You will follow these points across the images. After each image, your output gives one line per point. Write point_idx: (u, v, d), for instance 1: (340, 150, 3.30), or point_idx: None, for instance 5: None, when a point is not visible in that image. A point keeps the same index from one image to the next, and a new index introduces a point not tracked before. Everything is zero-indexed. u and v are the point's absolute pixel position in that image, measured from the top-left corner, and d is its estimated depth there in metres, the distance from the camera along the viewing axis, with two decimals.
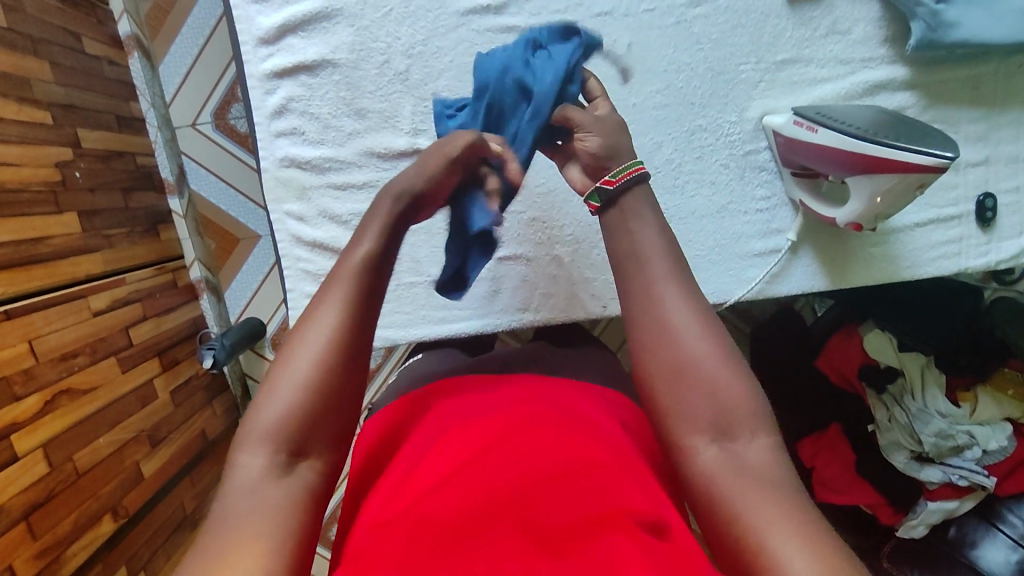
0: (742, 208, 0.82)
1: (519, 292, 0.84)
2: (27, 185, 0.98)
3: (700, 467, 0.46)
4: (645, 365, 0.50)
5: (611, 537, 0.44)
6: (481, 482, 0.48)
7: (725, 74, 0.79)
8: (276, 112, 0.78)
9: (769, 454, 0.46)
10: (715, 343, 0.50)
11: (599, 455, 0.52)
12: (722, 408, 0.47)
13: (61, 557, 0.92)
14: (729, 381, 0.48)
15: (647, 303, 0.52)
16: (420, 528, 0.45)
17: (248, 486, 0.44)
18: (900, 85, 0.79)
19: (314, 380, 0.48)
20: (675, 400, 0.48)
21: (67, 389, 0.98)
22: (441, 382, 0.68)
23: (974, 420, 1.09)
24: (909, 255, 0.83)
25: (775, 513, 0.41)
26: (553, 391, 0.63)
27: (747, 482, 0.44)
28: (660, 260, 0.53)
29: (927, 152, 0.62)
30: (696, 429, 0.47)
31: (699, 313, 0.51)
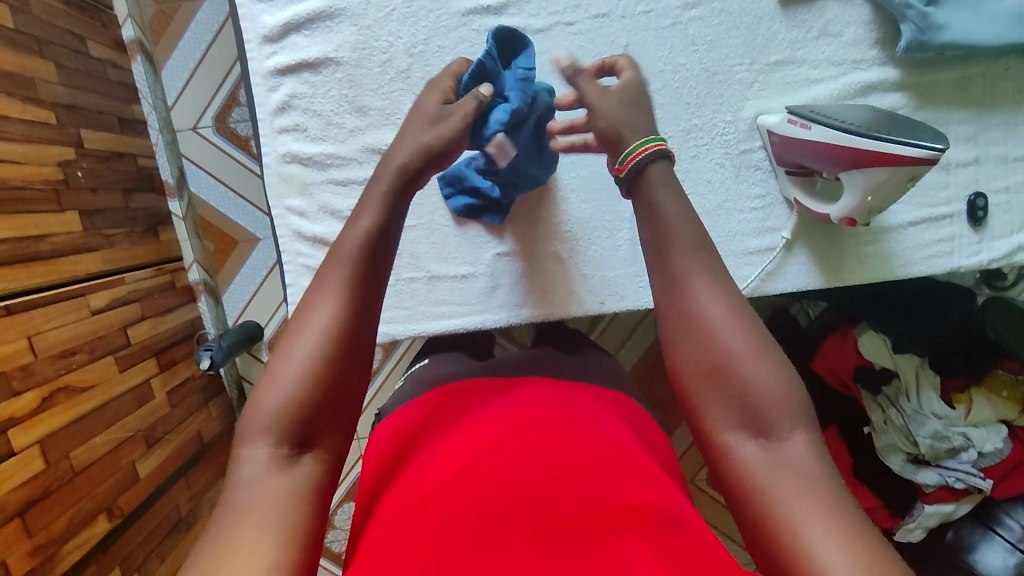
0: (738, 207, 0.83)
1: (518, 288, 0.84)
2: (31, 183, 0.98)
3: (737, 461, 0.47)
4: (681, 361, 0.51)
5: (628, 533, 0.44)
6: (512, 480, 0.49)
7: (720, 75, 0.81)
8: (278, 109, 0.78)
9: (807, 451, 0.46)
10: (746, 336, 0.49)
11: (610, 460, 0.52)
12: (751, 406, 0.47)
13: (56, 554, 0.91)
14: (760, 372, 0.48)
15: (679, 296, 0.53)
16: (434, 531, 0.45)
17: (257, 478, 0.44)
18: (890, 86, 0.81)
19: (321, 397, 0.47)
20: (707, 395, 0.49)
21: (65, 386, 0.98)
22: (451, 387, 0.69)
23: (969, 422, 1.11)
24: (902, 253, 0.84)
25: (814, 511, 0.42)
26: (575, 398, 0.64)
27: (785, 478, 0.44)
28: (686, 250, 0.54)
29: (915, 144, 0.63)
30: (732, 425, 0.48)
31: (734, 305, 0.51)
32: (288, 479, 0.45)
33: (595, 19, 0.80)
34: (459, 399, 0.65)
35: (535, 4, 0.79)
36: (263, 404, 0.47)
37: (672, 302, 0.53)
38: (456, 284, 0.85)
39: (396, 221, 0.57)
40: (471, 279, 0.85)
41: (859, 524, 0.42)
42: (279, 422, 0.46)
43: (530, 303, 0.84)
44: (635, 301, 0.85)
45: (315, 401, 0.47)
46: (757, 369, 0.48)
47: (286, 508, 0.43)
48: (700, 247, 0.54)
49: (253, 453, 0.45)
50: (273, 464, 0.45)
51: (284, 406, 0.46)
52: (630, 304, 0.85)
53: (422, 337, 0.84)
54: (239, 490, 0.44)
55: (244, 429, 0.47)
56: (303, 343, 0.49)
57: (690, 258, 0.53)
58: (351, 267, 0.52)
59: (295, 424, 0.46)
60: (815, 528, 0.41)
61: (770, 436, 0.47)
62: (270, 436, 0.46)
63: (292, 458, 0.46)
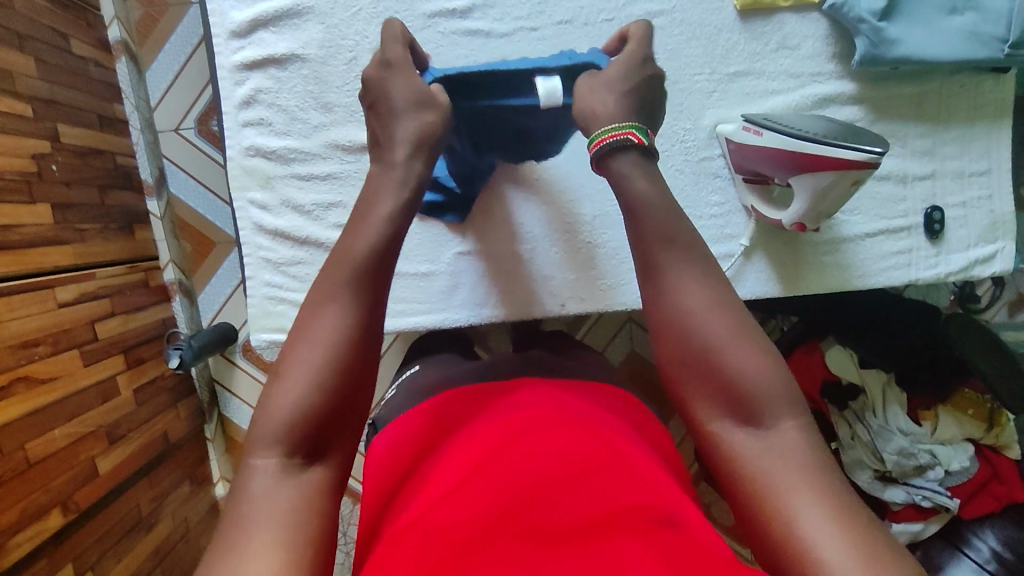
0: (697, 214, 0.84)
1: (478, 287, 0.85)
2: (4, 172, 0.99)
3: (728, 448, 0.48)
4: (668, 358, 0.51)
5: (625, 531, 0.46)
6: (512, 481, 0.51)
7: (680, 83, 0.82)
8: (244, 102, 0.79)
9: (801, 438, 0.46)
10: (735, 328, 0.50)
11: (610, 457, 0.54)
12: (741, 398, 0.48)
13: (5, 545, 0.90)
14: (749, 362, 0.48)
15: (661, 292, 0.52)
16: (426, 541, 0.46)
17: (264, 492, 0.43)
18: (847, 100, 0.83)
19: (330, 398, 0.47)
20: (696, 392, 0.50)
21: (26, 375, 0.98)
22: (453, 391, 0.70)
23: (935, 439, 1.10)
24: (860, 264, 0.85)
25: (808, 506, 0.43)
26: (582, 399, 0.66)
27: (780, 468, 0.45)
28: (664, 244, 0.53)
29: (856, 148, 0.65)
30: (720, 416, 0.49)
31: (720, 298, 0.51)
32: (300, 489, 0.44)
33: (559, 25, 0.81)
34: (456, 404, 0.67)
35: (500, 8, 0.81)
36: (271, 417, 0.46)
37: (653, 308, 0.53)
38: (417, 282, 0.85)
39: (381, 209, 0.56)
40: (431, 277, 0.85)
41: (858, 515, 0.42)
42: (288, 432, 0.45)
43: (491, 304, 0.85)
44: (596, 303, 0.85)
45: (324, 402, 0.47)
46: (746, 359, 0.49)
47: (302, 522, 0.42)
48: (677, 245, 0.53)
49: (263, 464, 0.45)
50: (284, 475, 0.44)
51: (291, 415, 0.46)
52: (590, 307, 0.85)
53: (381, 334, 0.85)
54: (249, 502, 0.43)
55: (256, 439, 0.46)
56: (307, 352, 0.48)
57: (673, 250, 0.53)
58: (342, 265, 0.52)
59: (308, 431, 0.46)
60: (809, 521, 0.42)
61: (755, 424, 0.47)
62: (278, 448, 0.45)
63: (304, 467, 0.45)
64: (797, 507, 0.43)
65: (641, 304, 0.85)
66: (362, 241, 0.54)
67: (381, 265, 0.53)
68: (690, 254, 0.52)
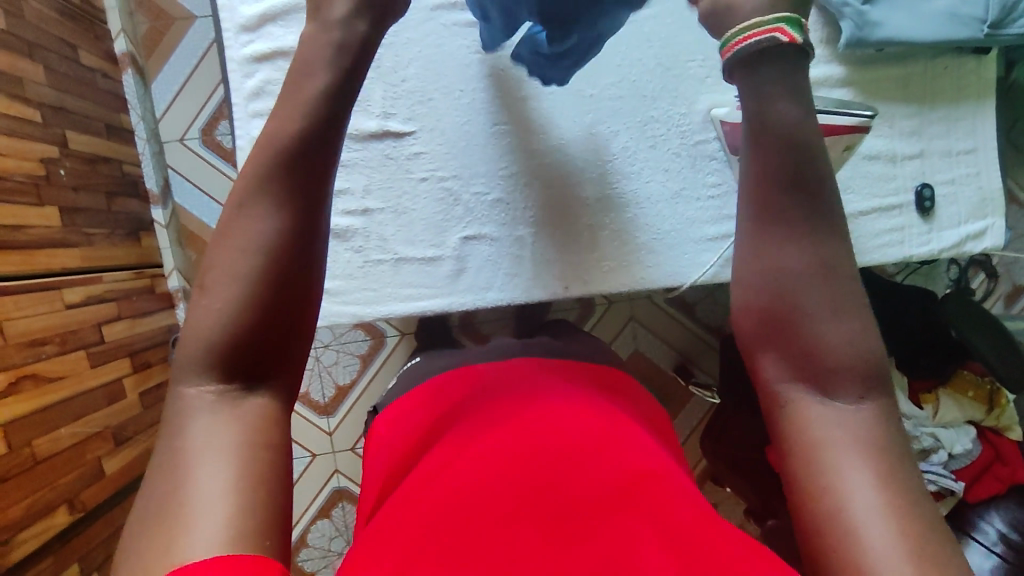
0: (695, 195, 0.87)
1: (483, 272, 0.86)
2: (13, 174, 1.01)
3: (801, 424, 0.47)
4: (749, 313, 0.50)
5: (633, 502, 0.49)
6: (538, 457, 0.54)
7: (673, 70, 0.87)
8: (253, 94, 0.82)
9: (876, 422, 0.46)
10: (834, 293, 0.48)
11: (609, 436, 0.58)
12: (819, 367, 0.47)
13: (12, 540, 0.89)
14: (837, 334, 0.48)
15: (762, 253, 0.50)
16: (442, 514, 0.48)
17: (202, 424, 0.45)
18: (837, 82, 0.85)
19: (260, 316, 0.47)
20: (778, 361, 0.49)
21: (33, 373, 0.98)
22: (467, 368, 0.77)
23: (937, 422, 1.11)
24: (855, 242, 0.87)
25: (852, 464, 0.44)
26: (581, 385, 0.70)
27: (840, 442, 0.45)
28: (774, 200, 0.50)
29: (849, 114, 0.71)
30: (792, 385, 0.48)
31: (816, 263, 0.49)
32: (241, 418, 0.45)
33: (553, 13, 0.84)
34: (451, 393, 0.71)
35: None
36: (192, 345, 0.47)
37: (750, 265, 0.51)
38: (423, 268, 0.86)
39: (328, 129, 0.52)
40: (437, 263, 0.86)
41: (907, 489, 0.43)
42: (218, 356, 0.46)
43: (496, 286, 0.87)
44: (600, 285, 0.87)
45: (249, 341, 0.47)
46: (833, 328, 0.48)
47: (243, 450, 0.44)
48: (794, 201, 0.50)
49: (195, 393, 0.46)
50: (220, 403, 0.46)
51: (218, 329, 0.46)
52: (595, 289, 0.87)
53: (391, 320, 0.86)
54: (180, 438, 0.44)
55: (179, 367, 0.47)
56: (222, 263, 0.47)
57: (782, 209, 0.50)
58: (267, 188, 0.49)
59: (237, 355, 0.47)
60: (860, 490, 0.42)
61: (838, 399, 0.47)
62: (209, 375, 0.46)
63: (240, 396, 0.46)
64: (836, 466, 0.44)
65: (645, 284, 0.87)
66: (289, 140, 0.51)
67: (307, 180, 0.50)
68: (802, 219, 0.50)
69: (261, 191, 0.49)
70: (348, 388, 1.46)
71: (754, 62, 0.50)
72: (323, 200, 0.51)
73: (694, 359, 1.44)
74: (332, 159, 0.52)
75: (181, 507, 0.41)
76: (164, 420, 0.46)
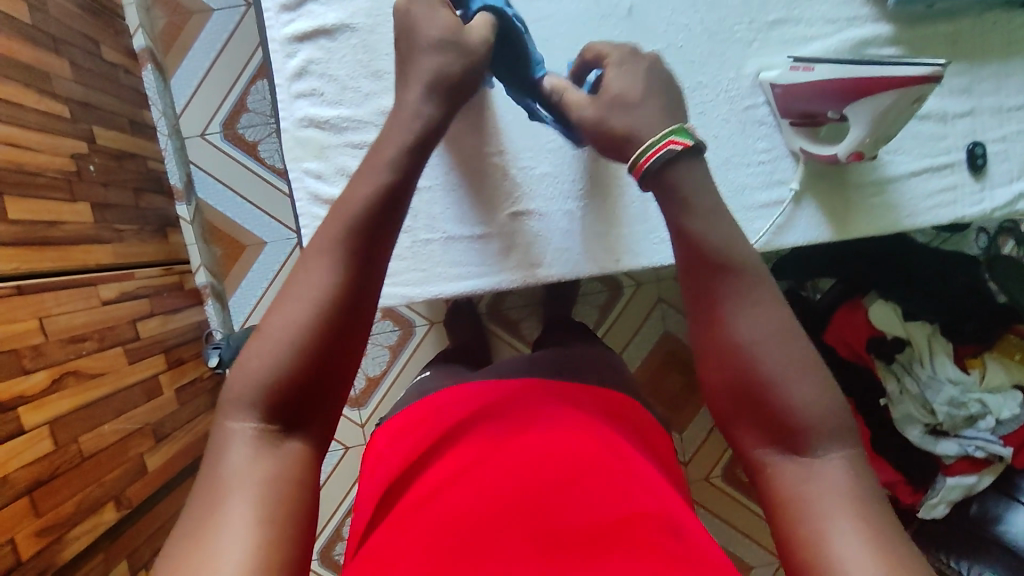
0: (746, 161, 0.86)
1: (532, 249, 0.85)
2: (45, 170, 0.99)
3: (777, 477, 0.49)
4: (716, 377, 0.55)
5: (629, 540, 0.48)
6: (528, 483, 0.53)
7: (721, 34, 0.85)
8: (296, 74, 0.81)
9: (846, 472, 0.48)
10: (790, 357, 0.52)
11: (609, 461, 0.57)
12: (785, 427, 0.50)
13: (64, 538, 0.89)
14: (805, 392, 0.51)
15: (715, 321, 0.56)
16: (445, 535, 0.50)
17: (239, 459, 0.46)
18: (885, 41, 0.84)
19: (308, 365, 0.50)
20: (747, 422, 0.52)
21: (76, 370, 0.97)
22: (466, 386, 0.76)
23: (984, 387, 1.08)
24: (907, 204, 0.86)
25: (832, 504, 0.46)
26: (587, 402, 0.69)
27: (819, 495, 0.47)
28: (722, 275, 0.57)
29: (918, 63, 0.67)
30: (765, 444, 0.51)
31: (775, 325, 0.53)
32: (278, 459, 0.47)
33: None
34: (461, 404, 0.70)
35: None
36: (246, 380, 0.49)
37: (706, 335, 0.56)
38: (472, 245, 0.85)
39: (400, 191, 0.59)
40: (487, 240, 0.85)
41: (888, 539, 0.44)
42: (268, 396, 0.49)
43: (545, 262, 0.85)
44: (651, 258, 0.86)
45: (293, 385, 0.49)
46: (796, 388, 0.51)
47: (271, 491, 0.45)
48: (738, 273, 0.56)
49: (239, 428, 0.48)
50: (258, 445, 0.47)
51: (267, 372, 0.49)
52: (646, 261, 0.86)
53: (442, 300, 0.86)
54: (222, 468, 0.46)
55: (226, 405, 0.49)
56: (286, 312, 0.51)
57: (731, 286, 0.56)
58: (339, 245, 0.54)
59: (285, 399, 0.49)
60: (845, 543, 0.43)
61: (805, 455, 0.49)
62: (255, 413, 0.48)
63: (279, 440, 0.48)
64: (821, 517, 0.45)
65: None
66: (359, 198, 0.57)
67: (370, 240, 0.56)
68: (747, 290, 0.55)
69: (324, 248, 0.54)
70: (380, 378, 1.45)
71: (664, 167, 0.63)
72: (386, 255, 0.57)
73: None
74: (395, 220, 0.58)
75: (207, 543, 0.42)
76: (208, 449, 0.48)
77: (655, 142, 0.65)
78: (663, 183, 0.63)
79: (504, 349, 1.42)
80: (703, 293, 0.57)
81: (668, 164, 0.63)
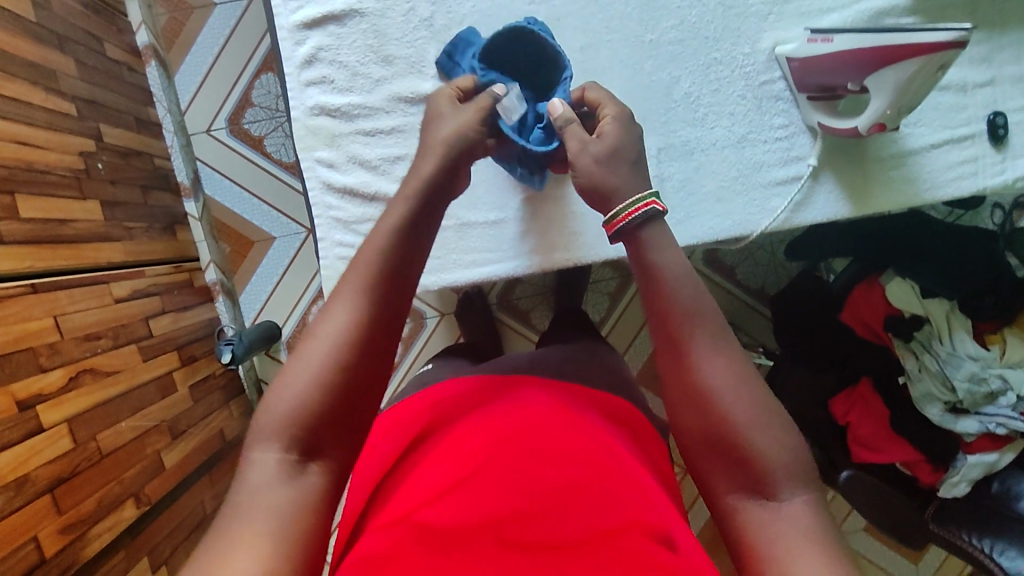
0: (762, 137, 0.85)
1: (547, 234, 0.84)
2: (54, 168, 0.99)
3: (743, 522, 0.47)
4: (684, 425, 0.52)
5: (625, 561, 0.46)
6: (518, 496, 0.51)
7: (735, 9, 0.83)
8: (306, 62, 0.80)
9: (811, 513, 0.46)
10: (754, 403, 0.50)
11: (605, 466, 0.54)
12: (753, 470, 0.48)
13: (85, 535, 0.89)
14: (767, 437, 0.49)
15: (678, 365, 0.53)
16: (411, 536, 0.48)
17: (262, 486, 0.45)
18: (903, 11, 0.83)
19: (338, 403, 0.49)
20: (713, 468, 0.50)
21: (91, 367, 0.97)
22: (465, 378, 0.74)
23: (1005, 363, 1.02)
24: (927, 176, 0.85)
25: (803, 545, 0.44)
26: (583, 399, 0.67)
27: (789, 539, 0.45)
28: (688, 321, 0.54)
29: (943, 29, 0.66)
30: (733, 488, 0.49)
31: (740, 374, 0.52)
32: (299, 489, 0.46)
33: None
34: (471, 391, 0.68)
35: None
36: (277, 410, 0.48)
37: (671, 376, 0.54)
38: (488, 231, 0.84)
39: (425, 226, 0.59)
40: (501, 226, 0.84)
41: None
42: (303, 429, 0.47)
43: (561, 246, 0.84)
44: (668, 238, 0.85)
45: (320, 423, 0.48)
46: (764, 432, 0.49)
47: (295, 515, 0.44)
48: (700, 317, 0.54)
49: (263, 457, 0.47)
50: (281, 476, 0.46)
51: (297, 411, 0.48)
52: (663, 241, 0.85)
53: (458, 287, 0.85)
54: (244, 495, 0.45)
55: (256, 432, 0.48)
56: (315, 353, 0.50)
57: (696, 329, 0.53)
58: (373, 280, 0.54)
59: (313, 432, 0.48)
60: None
61: (770, 498, 0.47)
62: (279, 442, 0.47)
63: (300, 469, 0.47)
64: (789, 556, 0.44)
65: (710, 236, 0.85)
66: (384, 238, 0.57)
67: (398, 278, 0.55)
68: (712, 335, 0.53)
69: (350, 288, 0.53)
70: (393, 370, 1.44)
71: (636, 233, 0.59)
72: (410, 291, 0.56)
73: (738, 323, 1.42)
74: (419, 261, 0.57)
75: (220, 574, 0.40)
76: (237, 477, 0.46)
77: (634, 201, 0.59)
78: (635, 245, 0.59)
79: (515, 338, 1.41)
80: (661, 331, 0.55)
81: (644, 228, 0.58)
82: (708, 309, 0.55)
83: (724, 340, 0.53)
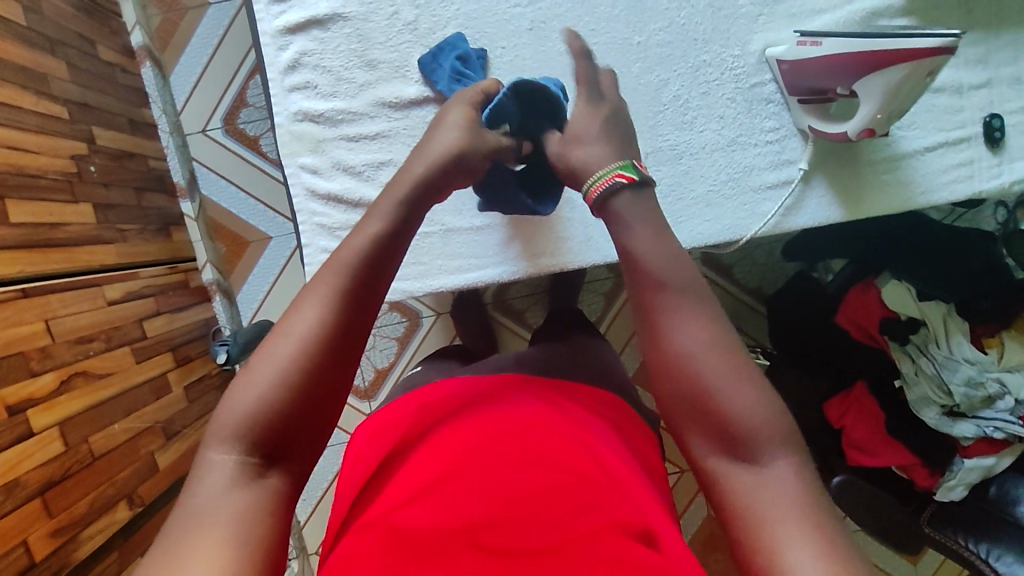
0: (753, 141, 0.84)
1: (533, 240, 0.84)
2: (46, 172, 0.99)
3: (728, 486, 0.46)
4: (663, 389, 0.51)
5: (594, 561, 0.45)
6: (493, 497, 0.51)
7: (725, 10, 0.82)
8: (289, 67, 0.80)
9: (796, 473, 0.45)
10: (731, 365, 0.49)
11: (581, 467, 0.54)
12: (732, 431, 0.46)
13: (77, 538, 0.89)
14: (743, 393, 0.47)
15: (653, 335, 0.52)
16: (385, 540, 0.48)
17: (219, 488, 0.45)
18: (897, 12, 0.81)
19: (298, 402, 0.49)
20: (693, 427, 0.49)
21: (84, 370, 0.97)
22: (450, 380, 0.73)
23: (1003, 367, 1.01)
24: (922, 179, 0.83)
25: (785, 511, 0.42)
26: (570, 399, 0.66)
27: (773, 503, 0.43)
28: (666, 288, 0.53)
29: (930, 35, 0.64)
30: (712, 449, 0.48)
31: (717, 332, 0.50)
32: (256, 493, 0.45)
33: None
34: (458, 393, 0.68)
35: None
36: (235, 414, 0.47)
37: (650, 344, 0.52)
38: (471, 237, 0.84)
39: (404, 226, 0.58)
40: (485, 231, 0.84)
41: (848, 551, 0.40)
42: (261, 430, 0.47)
43: (549, 252, 0.84)
44: None
45: (281, 422, 0.48)
46: (743, 397, 0.47)
47: (253, 518, 0.44)
48: (674, 285, 0.53)
49: (222, 458, 0.46)
50: (239, 478, 0.46)
51: (258, 410, 0.47)
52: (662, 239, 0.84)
53: (443, 293, 0.85)
54: (201, 497, 0.44)
55: (214, 432, 0.48)
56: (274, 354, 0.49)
57: (673, 293, 0.52)
58: (341, 274, 0.53)
59: (272, 433, 0.47)
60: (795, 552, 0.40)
61: (752, 460, 0.46)
62: (237, 446, 0.47)
63: (258, 475, 0.46)
64: (770, 521, 0.42)
65: (697, 241, 0.84)
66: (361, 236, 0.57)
67: (367, 265, 0.55)
68: (687, 299, 0.52)
69: (319, 280, 0.53)
70: (388, 370, 1.44)
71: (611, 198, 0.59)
72: (377, 282, 0.55)
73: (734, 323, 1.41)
74: (393, 263, 0.57)
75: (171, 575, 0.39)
76: (193, 479, 0.46)
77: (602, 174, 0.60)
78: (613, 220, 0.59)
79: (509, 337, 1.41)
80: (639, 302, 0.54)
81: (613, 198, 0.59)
82: (681, 270, 0.54)
83: (700, 304, 0.52)
